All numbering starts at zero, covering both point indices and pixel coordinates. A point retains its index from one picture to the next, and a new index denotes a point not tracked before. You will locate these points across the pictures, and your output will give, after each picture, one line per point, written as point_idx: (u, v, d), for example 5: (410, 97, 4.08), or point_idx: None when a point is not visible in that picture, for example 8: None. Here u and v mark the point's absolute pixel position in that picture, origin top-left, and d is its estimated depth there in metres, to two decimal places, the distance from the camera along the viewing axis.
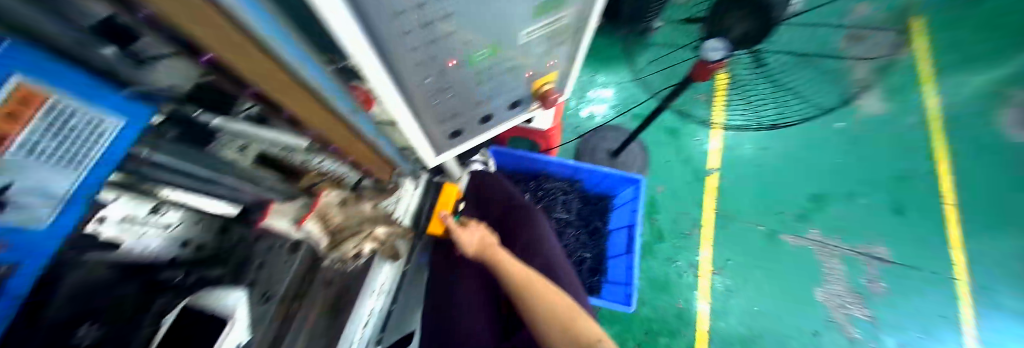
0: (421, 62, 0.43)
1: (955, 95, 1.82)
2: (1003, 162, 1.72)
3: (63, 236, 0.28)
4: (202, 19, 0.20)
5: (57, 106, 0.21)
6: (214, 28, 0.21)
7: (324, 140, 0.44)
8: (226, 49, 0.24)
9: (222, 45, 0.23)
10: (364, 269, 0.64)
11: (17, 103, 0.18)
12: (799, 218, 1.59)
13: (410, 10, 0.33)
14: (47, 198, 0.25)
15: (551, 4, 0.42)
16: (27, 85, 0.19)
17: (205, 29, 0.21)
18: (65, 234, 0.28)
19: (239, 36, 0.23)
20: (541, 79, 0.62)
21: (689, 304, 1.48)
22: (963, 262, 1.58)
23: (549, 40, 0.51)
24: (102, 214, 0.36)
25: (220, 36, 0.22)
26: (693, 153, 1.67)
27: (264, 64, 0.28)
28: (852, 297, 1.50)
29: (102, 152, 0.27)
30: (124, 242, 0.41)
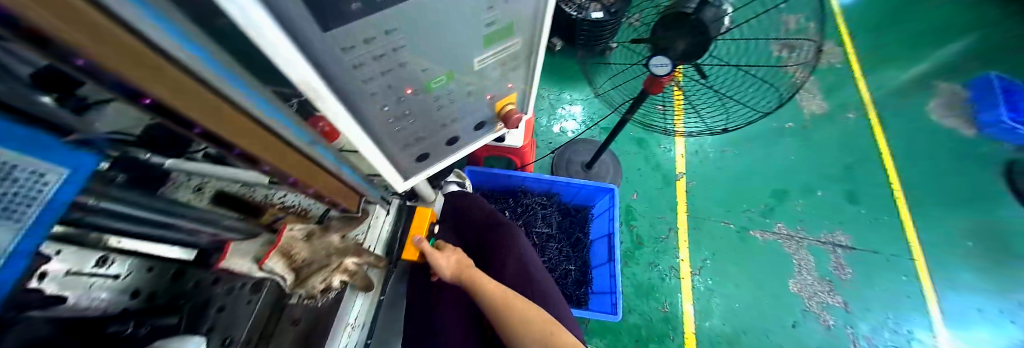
0: (379, 92, 0.45)
1: (880, 93, 2.06)
2: (930, 149, 1.93)
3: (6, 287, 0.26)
4: (123, 49, 0.20)
5: None
6: (138, 57, 0.22)
7: (284, 174, 0.43)
8: (159, 83, 0.24)
9: (153, 78, 0.24)
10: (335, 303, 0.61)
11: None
12: (763, 215, 1.70)
13: (358, 45, 0.35)
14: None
15: (497, 33, 0.46)
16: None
17: (128, 60, 0.21)
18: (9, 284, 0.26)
19: (167, 65, 0.24)
20: (504, 100, 0.66)
21: (674, 307, 1.51)
22: (912, 242, 1.72)
23: (503, 65, 0.54)
24: (43, 270, 0.34)
25: (147, 66, 0.23)
26: (661, 160, 1.77)
27: (201, 96, 0.28)
28: (823, 285, 1.58)
29: (46, 204, 0.26)
30: (70, 295, 0.37)
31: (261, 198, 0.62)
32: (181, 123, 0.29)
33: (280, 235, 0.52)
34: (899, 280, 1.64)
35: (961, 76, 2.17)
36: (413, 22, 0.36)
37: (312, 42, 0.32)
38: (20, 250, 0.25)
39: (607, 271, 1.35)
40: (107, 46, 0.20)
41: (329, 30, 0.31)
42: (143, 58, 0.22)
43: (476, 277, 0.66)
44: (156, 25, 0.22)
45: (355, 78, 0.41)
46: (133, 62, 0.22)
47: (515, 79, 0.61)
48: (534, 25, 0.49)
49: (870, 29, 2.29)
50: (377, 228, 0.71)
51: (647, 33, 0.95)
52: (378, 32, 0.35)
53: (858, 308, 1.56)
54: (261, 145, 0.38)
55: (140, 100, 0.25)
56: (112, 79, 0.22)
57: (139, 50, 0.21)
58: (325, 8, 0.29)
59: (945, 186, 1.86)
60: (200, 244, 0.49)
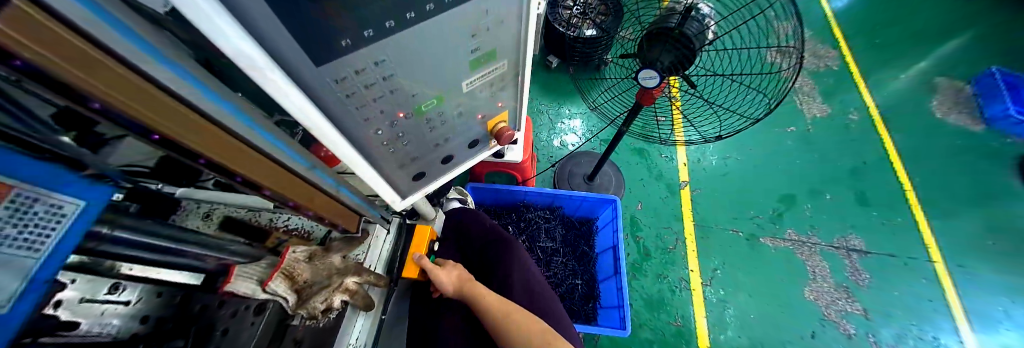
0: (370, 117, 0.48)
1: (880, 93, 2.05)
2: (938, 147, 1.89)
3: (17, 320, 0.27)
4: (121, 84, 0.24)
5: None
6: (138, 92, 0.25)
7: (285, 199, 0.46)
8: (162, 118, 0.27)
9: (157, 112, 0.27)
10: (336, 324, 0.61)
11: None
12: (773, 221, 1.66)
13: (349, 76, 0.39)
14: (14, 275, 0.25)
15: (482, 58, 0.49)
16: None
17: (130, 96, 0.25)
18: (20, 318, 0.27)
19: (166, 97, 0.27)
20: (495, 119, 0.69)
21: (686, 321, 1.46)
22: (932, 244, 1.66)
23: (491, 86, 0.57)
24: (58, 298, 0.36)
25: (148, 101, 0.26)
26: (663, 169, 1.77)
27: (204, 129, 0.31)
28: (841, 292, 1.52)
29: (63, 232, 0.28)
30: (81, 323, 0.38)
31: (266, 222, 0.65)
32: (186, 154, 0.32)
33: (283, 257, 0.55)
34: (923, 284, 1.57)
35: (962, 73, 2.16)
36: (399, 53, 0.39)
37: (305, 75, 0.35)
38: (40, 278, 0.27)
39: (614, 284, 1.32)
40: (104, 81, 0.23)
41: (321, 64, 0.35)
42: (140, 92, 0.25)
43: (480, 294, 0.66)
44: (152, 61, 0.26)
45: (347, 107, 0.44)
46: (133, 97, 0.25)
47: (504, 99, 0.64)
48: (517, 50, 0.52)
49: (865, 32, 2.31)
50: (378, 248, 0.71)
51: (634, 48, 0.99)
52: (368, 63, 0.38)
53: (878, 316, 1.50)
54: (264, 173, 0.41)
55: (148, 136, 0.28)
56: (121, 117, 0.25)
57: (135, 85, 0.24)
58: (315, 44, 0.32)
59: (959, 184, 1.81)
60: (207, 268, 0.50)
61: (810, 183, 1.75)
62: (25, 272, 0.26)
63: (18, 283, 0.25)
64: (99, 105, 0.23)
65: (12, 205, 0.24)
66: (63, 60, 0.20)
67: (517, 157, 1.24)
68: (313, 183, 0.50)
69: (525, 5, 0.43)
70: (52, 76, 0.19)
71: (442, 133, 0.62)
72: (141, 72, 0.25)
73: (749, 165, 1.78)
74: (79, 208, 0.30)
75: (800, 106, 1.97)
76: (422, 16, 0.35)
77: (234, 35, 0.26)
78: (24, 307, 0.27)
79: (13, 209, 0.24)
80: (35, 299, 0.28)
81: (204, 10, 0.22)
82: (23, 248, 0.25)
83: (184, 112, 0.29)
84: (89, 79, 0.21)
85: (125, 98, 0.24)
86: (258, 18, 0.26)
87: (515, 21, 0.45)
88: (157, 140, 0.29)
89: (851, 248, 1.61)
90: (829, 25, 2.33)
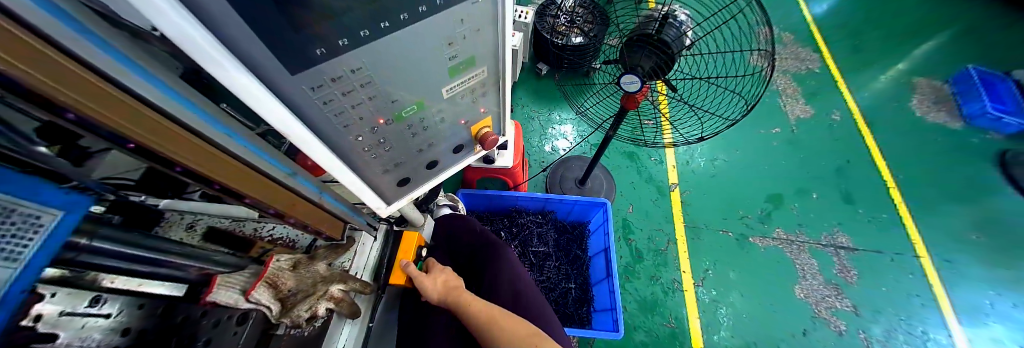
0: (349, 123, 0.49)
1: (862, 94, 2.11)
2: (917, 145, 1.96)
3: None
4: (97, 95, 0.25)
5: None
6: (114, 103, 0.26)
7: (267, 207, 0.46)
8: (138, 127, 0.28)
9: (134, 122, 0.28)
10: (322, 332, 0.60)
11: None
12: (763, 220, 1.68)
13: (327, 83, 0.40)
14: None
15: (461, 65, 0.50)
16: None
17: (104, 107, 0.25)
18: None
19: (140, 106, 0.28)
20: (479, 125, 0.70)
21: (680, 322, 1.46)
22: (916, 239, 1.69)
23: (472, 92, 0.59)
24: (36, 312, 0.36)
25: (122, 111, 0.27)
26: (653, 172, 1.79)
27: (184, 138, 0.32)
28: (830, 289, 1.55)
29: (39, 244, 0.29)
30: (64, 335, 0.38)
31: (251, 232, 0.65)
32: (164, 163, 0.32)
33: (267, 266, 0.56)
34: (909, 280, 1.60)
35: (939, 74, 2.23)
36: (376, 61, 0.40)
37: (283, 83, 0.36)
38: (16, 288, 0.27)
39: (606, 287, 1.33)
40: (77, 91, 0.23)
41: (296, 73, 0.36)
42: (114, 102, 0.26)
43: (464, 299, 0.67)
44: (123, 71, 0.27)
45: (326, 114, 0.45)
46: (108, 108, 0.26)
47: (487, 104, 0.65)
48: (496, 57, 0.54)
49: (843, 35, 2.39)
50: (364, 255, 0.72)
51: (614, 54, 1.02)
52: (345, 71, 0.40)
53: (867, 312, 1.52)
54: (245, 182, 0.41)
55: (125, 145, 0.29)
56: (100, 127, 0.26)
57: (108, 94, 0.25)
58: (290, 54, 0.33)
59: (940, 180, 1.86)
60: (189, 279, 0.49)
61: (795, 182, 1.79)
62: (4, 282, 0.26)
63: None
64: (73, 115, 0.24)
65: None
66: (44, 75, 0.21)
67: (507, 163, 1.25)
68: (295, 190, 0.50)
69: (501, 15, 0.45)
70: (32, 88, 0.20)
71: (425, 138, 0.63)
72: (112, 81, 0.26)
73: (737, 166, 1.82)
74: (56, 219, 0.30)
75: (784, 108, 2.03)
76: (397, 25, 0.37)
77: (207, 44, 0.27)
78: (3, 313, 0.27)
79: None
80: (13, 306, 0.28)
81: (172, 16, 0.23)
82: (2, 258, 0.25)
83: (159, 122, 0.30)
84: (64, 89, 0.22)
85: (101, 109, 0.25)
86: (231, 28, 0.28)
87: (491, 29, 0.47)
88: (136, 149, 0.30)
89: (839, 246, 1.64)
90: (809, 29, 2.41)
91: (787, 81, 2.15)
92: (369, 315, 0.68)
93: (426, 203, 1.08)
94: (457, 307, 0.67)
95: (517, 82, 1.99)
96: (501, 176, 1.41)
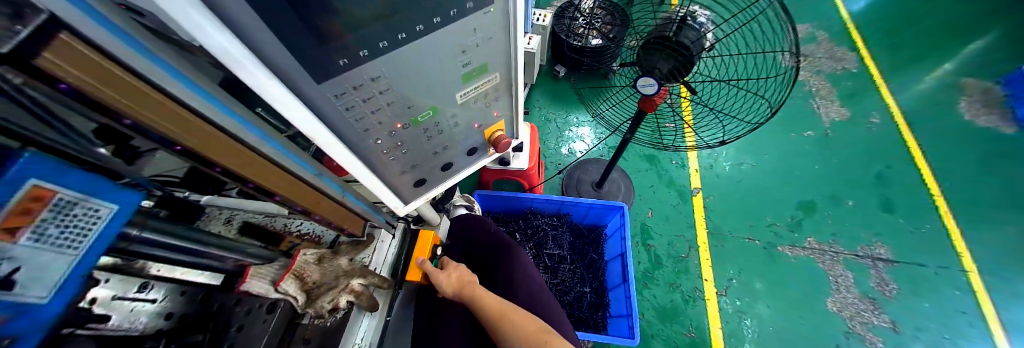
0: (369, 127, 0.51)
1: (904, 96, 1.97)
2: (970, 151, 1.80)
3: (61, 304, 0.31)
4: (148, 103, 0.28)
5: (61, 200, 0.27)
6: (166, 112, 0.29)
7: (295, 204, 0.50)
8: (185, 133, 0.31)
9: (180, 128, 0.31)
10: (343, 323, 0.63)
11: (29, 201, 0.25)
12: (793, 228, 1.59)
13: (349, 90, 0.42)
14: (47, 281, 0.28)
15: (474, 71, 0.52)
16: (38, 186, 0.25)
17: (155, 114, 0.28)
18: (63, 302, 0.31)
19: (187, 114, 0.31)
20: (492, 128, 0.72)
21: (700, 331, 1.41)
22: (967, 253, 1.55)
23: (485, 97, 0.60)
24: (93, 295, 0.42)
25: (171, 117, 0.30)
26: (673, 175, 1.74)
27: (223, 142, 0.36)
28: (866, 304, 1.44)
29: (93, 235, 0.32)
30: (115, 317, 0.44)
31: (281, 227, 0.70)
32: (206, 164, 0.36)
33: (293, 260, 0.60)
34: (959, 297, 1.47)
35: (992, 73, 2.05)
36: (395, 69, 0.43)
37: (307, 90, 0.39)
38: (74, 275, 0.31)
39: (622, 293, 1.30)
40: (133, 99, 0.26)
41: (322, 81, 0.38)
42: (165, 109, 0.29)
43: (480, 294, 0.68)
44: (173, 82, 0.30)
45: (347, 118, 0.47)
46: (159, 114, 0.29)
47: (500, 109, 0.67)
48: (508, 63, 0.55)
49: (882, 33, 2.24)
50: (383, 252, 0.74)
51: (632, 55, 1.01)
52: (365, 80, 0.42)
53: (910, 329, 1.40)
54: (276, 181, 0.45)
55: (173, 148, 0.32)
56: (151, 131, 0.29)
57: (158, 103, 0.28)
58: (315, 64, 0.36)
59: (995, 189, 1.70)
60: (225, 269, 0.53)
61: (828, 188, 1.69)
62: (61, 271, 0.29)
63: (52, 280, 0.29)
64: (130, 121, 0.27)
65: (56, 209, 0.27)
66: (103, 85, 0.24)
67: (523, 165, 1.27)
68: (319, 190, 0.54)
69: (512, 23, 0.47)
70: (93, 97, 0.23)
71: (440, 141, 0.65)
72: (160, 89, 0.29)
73: (764, 171, 1.74)
74: (113, 212, 0.33)
75: (817, 110, 1.91)
76: (414, 36, 0.39)
77: (244, 58, 0.30)
78: (66, 293, 0.31)
79: (57, 212, 0.27)
80: (77, 286, 0.32)
81: (213, 34, 0.26)
82: (61, 246, 0.29)
83: (202, 128, 0.33)
84: (119, 98, 0.25)
85: (151, 116, 0.28)
86: (263, 41, 0.30)
87: (502, 37, 0.49)
88: (182, 150, 0.33)
89: (879, 257, 1.52)
90: (845, 27, 2.27)
91: (820, 81, 2.02)
92: (386, 309, 0.70)
93: (442, 203, 1.10)
94: (473, 302, 0.67)
95: (534, 85, 2.00)
96: (516, 178, 1.42)
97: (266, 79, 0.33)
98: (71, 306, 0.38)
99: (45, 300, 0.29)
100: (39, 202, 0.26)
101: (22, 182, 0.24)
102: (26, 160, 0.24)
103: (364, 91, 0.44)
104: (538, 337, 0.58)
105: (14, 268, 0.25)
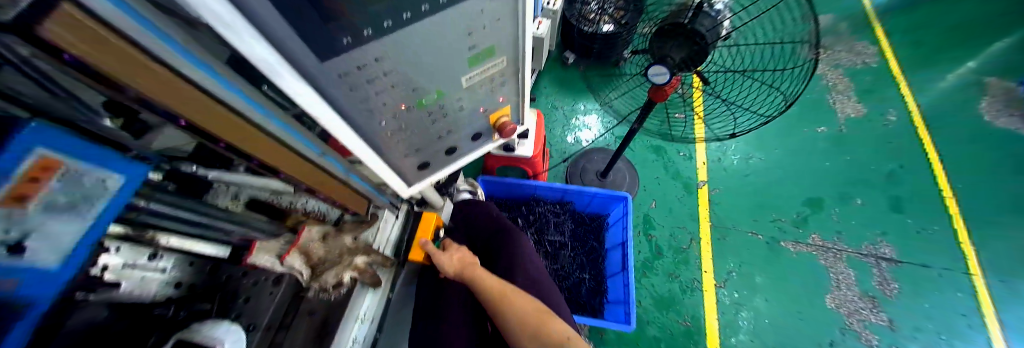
0: (373, 108, 0.51)
1: (925, 94, 1.89)
2: (988, 152, 1.75)
3: (74, 269, 0.32)
4: (154, 79, 0.28)
5: (68, 171, 0.27)
6: (172, 86, 0.29)
7: (298, 182, 0.51)
8: (189, 107, 0.32)
9: (183, 103, 0.31)
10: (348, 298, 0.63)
11: (37, 170, 0.25)
12: (797, 224, 1.58)
13: (352, 71, 0.42)
14: (59, 247, 0.29)
15: (480, 55, 0.51)
16: (46, 156, 0.25)
17: (159, 89, 0.28)
18: (76, 267, 0.32)
19: (192, 89, 0.31)
20: (498, 113, 0.71)
21: (696, 321, 1.43)
22: (973, 255, 1.54)
23: (491, 81, 0.59)
24: (103, 262, 0.42)
25: (175, 91, 0.30)
26: (679, 168, 1.72)
27: (227, 118, 0.36)
28: (866, 302, 1.44)
29: (101, 203, 0.32)
30: (123, 285, 0.44)
31: (287, 204, 0.71)
32: (209, 138, 0.36)
33: (299, 235, 0.61)
34: (960, 298, 1.46)
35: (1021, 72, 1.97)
36: (399, 50, 0.42)
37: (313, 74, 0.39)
38: (85, 242, 0.32)
39: (621, 280, 1.32)
40: (136, 73, 0.26)
41: (326, 60, 0.38)
42: (170, 84, 0.29)
43: (479, 274, 0.69)
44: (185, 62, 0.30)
45: (350, 99, 0.47)
46: (163, 89, 0.29)
47: (506, 94, 0.66)
48: (516, 47, 0.54)
49: (908, 26, 2.14)
50: (387, 232, 0.75)
51: (644, 42, 0.97)
52: (369, 60, 0.41)
53: (907, 328, 1.41)
54: (279, 158, 0.45)
55: (176, 121, 0.33)
56: (155, 105, 0.29)
57: (165, 78, 0.28)
58: (320, 44, 0.35)
59: (1009, 193, 1.66)
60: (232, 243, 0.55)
61: (836, 185, 1.66)
62: (72, 238, 0.30)
63: (63, 247, 0.30)
64: (134, 93, 0.27)
65: (64, 180, 0.27)
66: (104, 57, 0.24)
67: (527, 152, 1.26)
68: (323, 168, 0.54)
69: (521, 6, 0.45)
70: (95, 67, 0.24)
71: (444, 125, 0.64)
72: (167, 65, 0.29)
73: (772, 167, 1.71)
74: (119, 182, 0.33)
75: (833, 105, 1.85)
76: (419, 16, 0.38)
77: (251, 41, 0.30)
78: (78, 258, 0.32)
79: (65, 183, 0.27)
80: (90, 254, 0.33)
81: (221, 18, 0.26)
82: (70, 215, 0.29)
83: (206, 103, 0.33)
84: (122, 71, 0.25)
85: (155, 91, 0.28)
86: (269, 22, 0.30)
87: (511, 20, 0.47)
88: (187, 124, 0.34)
89: (882, 256, 1.52)
90: (870, 18, 2.16)
91: (838, 75, 1.95)
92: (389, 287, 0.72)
93: (446, 187, 1.11)
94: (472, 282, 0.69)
95: (541, 70, 1.95)
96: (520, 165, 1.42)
97: (272, 59, 0.33)
98: (84, 274, 0.39)
99: (59, 265, 0.30)
100: (46, 171, 0.25)
101: (28, 151, 0.23)
102: (31, 129, 0.23)
103: (368, 71, 0.43)
104: (535, 318, 0.60)
105: (24, 235, 0.26)
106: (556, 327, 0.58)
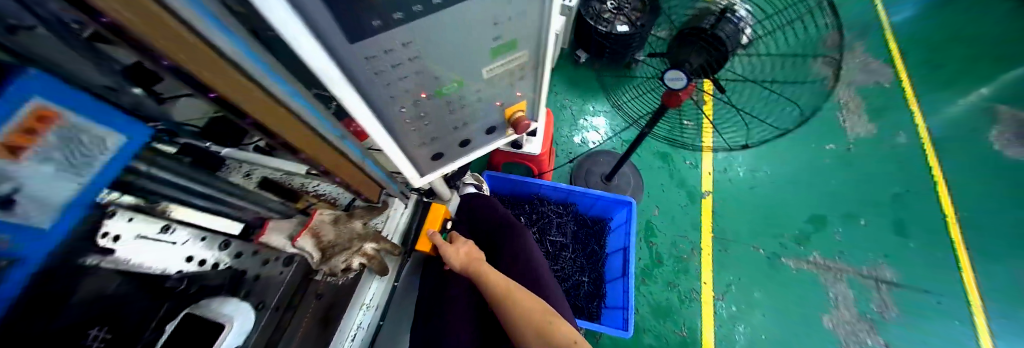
0: (392, 94, 0.51)
1: (936, 117, 1.88)
2: (993, 183, 1.75)
3: (64, 229, 0.32)
4: (189, 54, 0.27)
5: (69, 126, 0.26)
6: (215, 63, 0.30)
7: (317, 163, 0.51)
8: (217, 81, 0.31)
9: (214, 77, 0.30)
10: (355, 280, 0.67)
11: (33, 120, 0.23)
12: (800, 242, 1.57)
13: (379, 54, 0.42)
14: (51, 202, 0.29)
15: (503, 47, 0.51)
16: (42, 106, 0.23)
17: (194, 63, 0.28)
18: (66, 228, 0.32)
19: (230, 70, 0.32)
20: (514, 108, 0.70)
21: (692, 331, 1.43)
22: (971, 284, 1.55)
23: (510, 75, 0.59)
24: (114, 233, 0.40)
25: (208, 64, 0.29)
26: (686, 175, 1.70)
27: (257, 93, 0.36)
28: (863, 323, 1.45)
29: (103, 161, 0.32)
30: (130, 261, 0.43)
31: (299, 186, 0.71)
32: (236, 113, 0.36)
33: (312, 217, 0.61)
34: (954, 324, 1.48)
35: None
36: (427, 36, 0.42)
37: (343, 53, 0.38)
38: (76, 206, 0.32)
39: (621, 286, 1.31)
40: (179, 49, 0.26)
41: (355, 41, 0.38)
42: (203, 59, 0.28)
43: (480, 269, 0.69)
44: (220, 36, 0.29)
45: (374, 83, 0.47)
46: (199, 65, 0.28)
47: (524, 88, 0.66)
48: (538, 42, 0.54)
49: (924, 46, 2.12)
50: (395, 220, 0.76)
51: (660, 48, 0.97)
52: (396, 44, 0.41)
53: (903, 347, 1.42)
54: (297, 137, 0.45)
55: (207, 94, 0.32)
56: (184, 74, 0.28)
57: (199, 51, 0.28)
58: (353, 26, 0.35)
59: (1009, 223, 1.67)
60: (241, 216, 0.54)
61: (843, 206, 1.65)
62: (67, 195, 0.30)
63: (56, 202, 0.30)
64: (167, 62, 0.26)
65: (69, 133, 0.26)
66: (150, 28, 0.23)
67: (536, 150, 1.25)
68: (339, 152, 0.54)
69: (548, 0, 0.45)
70: (133, 36, 0.22)
71: (461, 116, 0.64)
72: (209, 45, 0.28)
73: (779, 182, 1.70)
74: (120, 140, 0.32)
75: (843, 123, 1.84)
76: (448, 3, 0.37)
77: (284, 17, 0.29)
78: (70, 222, 0.32)
79: (69, 138, 0.26)
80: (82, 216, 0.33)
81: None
82: (70, 169, 0.29)
83: (243, 81, 0.33)
84: (163, 44, 0.24)
85: (194, 67, 0.28)
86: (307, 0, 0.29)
87: (537, 14, 0.47)
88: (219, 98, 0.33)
89: (885, 279, 1.52)
90: (884, 37, 2.14)
91: (850, 92, 1.94)
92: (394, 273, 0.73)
93: (453, 180, 1.11)
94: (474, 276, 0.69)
95: (552, 70, 1.95)
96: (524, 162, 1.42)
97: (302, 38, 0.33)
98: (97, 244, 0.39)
99: (47, 224, 0.30)
100: (43, 121, 0.24)
101: (26, 100, 0.22)
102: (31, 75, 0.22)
103: (395, 56, 0.43)
104: (541, 320, 0.59)
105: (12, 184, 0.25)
106: (564, 333, 0.57)
